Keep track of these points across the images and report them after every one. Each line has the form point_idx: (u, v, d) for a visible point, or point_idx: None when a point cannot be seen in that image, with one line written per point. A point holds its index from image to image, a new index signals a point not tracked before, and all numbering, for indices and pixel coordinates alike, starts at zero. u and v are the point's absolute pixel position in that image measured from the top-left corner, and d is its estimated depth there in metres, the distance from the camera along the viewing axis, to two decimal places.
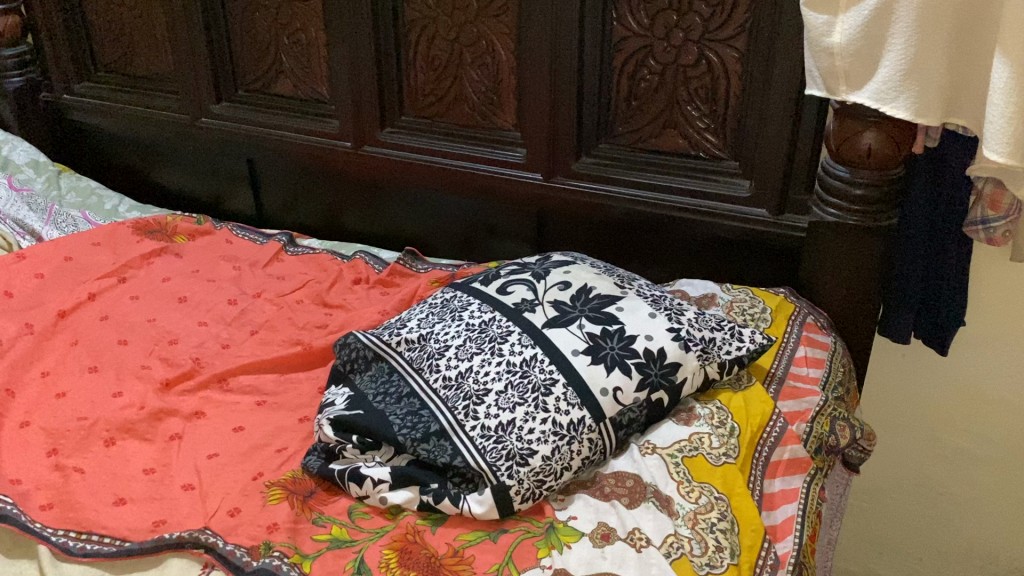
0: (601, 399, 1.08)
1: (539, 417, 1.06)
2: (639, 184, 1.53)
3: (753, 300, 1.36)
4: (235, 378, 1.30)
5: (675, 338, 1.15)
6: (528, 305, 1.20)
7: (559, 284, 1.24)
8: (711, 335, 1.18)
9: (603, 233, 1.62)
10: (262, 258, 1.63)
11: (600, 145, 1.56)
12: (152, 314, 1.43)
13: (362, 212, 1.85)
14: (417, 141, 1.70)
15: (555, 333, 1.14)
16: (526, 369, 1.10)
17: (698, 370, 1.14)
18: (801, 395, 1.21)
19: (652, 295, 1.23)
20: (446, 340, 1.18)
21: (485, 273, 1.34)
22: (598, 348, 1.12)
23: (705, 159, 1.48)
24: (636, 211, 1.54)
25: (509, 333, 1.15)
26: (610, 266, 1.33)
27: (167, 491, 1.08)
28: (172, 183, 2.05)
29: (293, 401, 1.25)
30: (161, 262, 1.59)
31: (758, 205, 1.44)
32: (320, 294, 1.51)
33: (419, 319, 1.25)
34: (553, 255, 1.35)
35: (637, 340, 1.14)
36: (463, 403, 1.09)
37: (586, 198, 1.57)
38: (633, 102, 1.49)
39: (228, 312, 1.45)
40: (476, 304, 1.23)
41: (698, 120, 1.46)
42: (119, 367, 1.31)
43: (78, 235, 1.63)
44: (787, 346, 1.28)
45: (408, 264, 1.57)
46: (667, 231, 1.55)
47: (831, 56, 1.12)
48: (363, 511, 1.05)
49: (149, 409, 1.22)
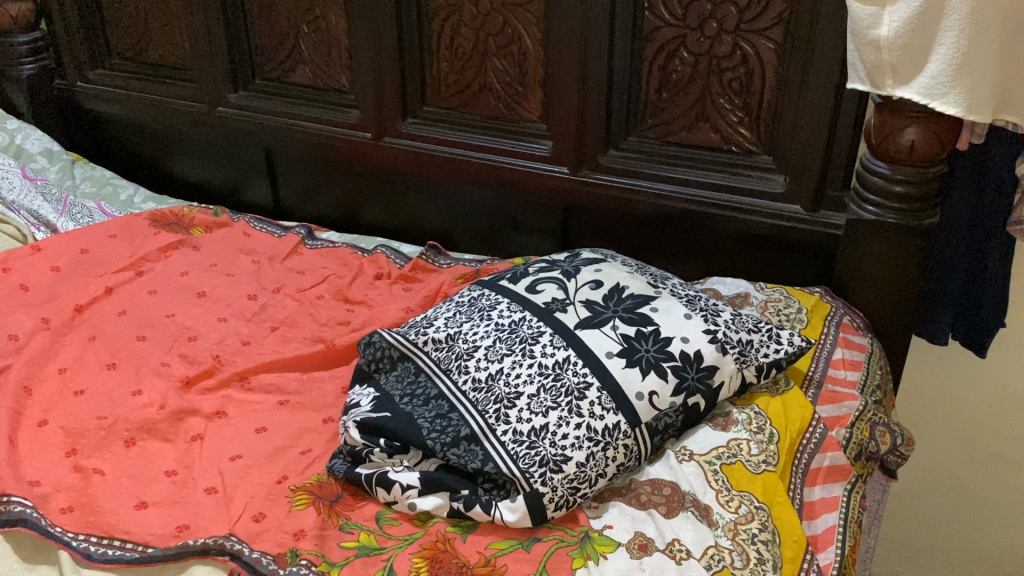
0: (636, 403, 1.05)
1: (572, 422, 1.02)
2: (668, 178, 1.49)
3: (788, 300, 1.32)
4: (257, 376, 1.27)
5: (711, 340, 1.11)
6: (559, 304, 1.17)
7: (590, 283, 1.21)
8: (748, 338, 1.15)
9: (630, 229, 1.58)
10: (281, 252, 1.60)
11: (628, 138, 1.52)
12: (171, 309, 1.40)
13: (382, 205, 1.82)
14: (439, 132, 1.66)
15: (589, 334, 1.11)
16: (558, 371, 1.07)
17: (735, 374, 1.11)
18: (840, 400, 1.17)
19: (687, 294, 1.20)
20: (475, 340, 1.15)
21: (513, 269, 1.31)
22: (633, 350, 1.09)
23: (737, 153, 1.44)
24: (665, 206, 1.51)
25: (541, 334, 1.12)
26: (642, 264, 1.29)
27: (190, 494, 1.05)
28: (186, 173, 2.02)
29: (317, 401, 1.22)
30: (179, 255, 1.56)
31: (792, 201, 1.41)
32: (341, 289, 1.48)
33: (446, 318, 1.22)
34: (582, 252, 1.32)
35: (672, 342, 1.10)
36: (495, 406, 1.06)
37: (613, 192, 1.54)
38: (664, 95, 1.45)
39: (248, 308, 1.42)
40: (505, 303, 1.20)
41: (731, 114, 1.42)
42: (139, 364, 1.28)
43: (94, 227, 1.60)
44: (824, 348, 1.25)
45: (430, 259, 1.54)
46: (697, 227, 1.51)
47: (878, 49, 1.07)
48: (391, 517, 1.02)
49: (170, 409, 1.19)
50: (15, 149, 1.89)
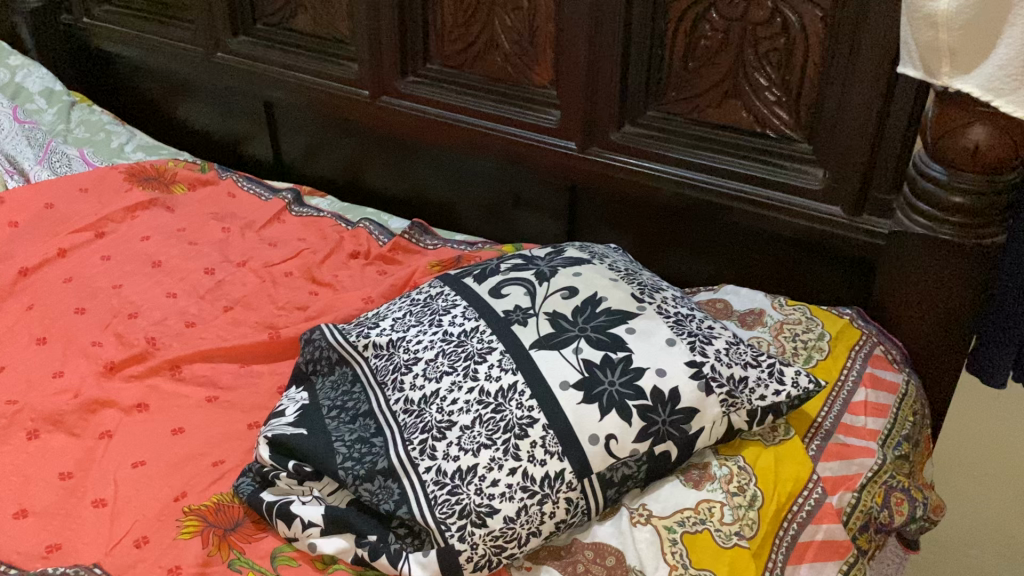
0: (589, 448, 0.87)
1: (506, 467, 0.85)
2: (688, 163, 1.28)
3: (809, 322, 1.11)
4: (191, 365, 1.13)
5: (693, 376, 0.92)
6: (520, 315, 0.99)
7: (563, 290, 1.02)
8: (742, 373, 0.95)
9: (645, 215, 1.38)
10: (260, 219, 1.46)
11: (647, 112, 1.31)
12: (119, 279, 1.28)
13: (386, 169, 1.66)
14: (441, 94, 1.48)
15: (545, 357, 0.93)
16: (500, 401, 0.90)
17: (720, 419, 0.91)
18: (850, 456, 0.96)
19: (677, 313, 1.00)
20: (417, 351, 0.98)
21: (485, 264, 1.13)
22: (594, 381, 0.91)
23: (772, 138, 1.21)
24: (683, 195, 1.29)
25: (490, 351, 0.95)
26: (635, 269, 1.09)
27: (75, 506, 0.93)
28: (192, 120, 1.90)
29: (247, 401, 1.08)
30: (147, 216, 1.43)
31: (831, 201, 1.18)
32: (311, 267, 1.33)
33: (394, 318, 1.05)
34: (567, 249, 1.13)
35: (644, 375, 0.91)
36: (420, 436, 0.90)
37: (625, 175, 1.33)
38: (690, 64, 1.23)
39: (203, 283, 1.28)
40: (461, 307, 1.03)
41: (767, 92, 1.19)
42: (69, 341, 1.16)
43: (65, 179, 1.49)
44: (843, 388, 1.03)
45: (414, 238, 1.38)
46: (719, 221, 1.30)
47: (934, 27, 0.83)
48: (289, 557, 0.88)
49: (83, 398, 1.07)
50: (15, 87, 1.80)
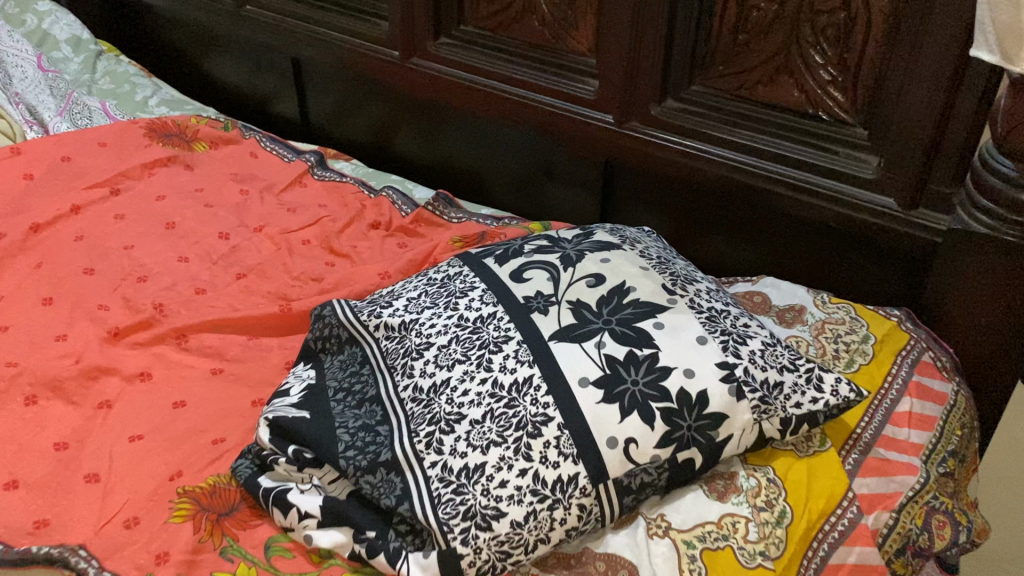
0: (607, 452, 0.81)
1: (516, 467, 0.80)
2: (733, 144, 1.19)
3: (853, 322, 1.03)
4: (198, 335, 1.09)
5: (724, 379, 0.85)
6: (541, 303, 0.93)
7: (589, 278, 0.95)
8: (776, 378, 0.87)
9: (683, 196, 1.29)
10: (280, 182, 1.41)
11: (692, 87, 1.22)
12: (131, 240, 1.23)
13: (415, 135, 1.60)
14: (474, 58, 1.41)
15: (565, 350, 0.87)
16: (514, 396, 0.84)
17: (751, 426, 0.85)
18: (890, 473, 0.88)
19: (710, 308, 0.93)
20: (430, 335, 0.93)
21: (508, 245, 1.07)
22: (616, 380, 0.84)
23: (825, 121, 1.12)
24: (726, 177, 1.21)
25: (507, 341, 0.89)
26: (668, 257, 1.02)
27: (67, 480, 0.89)
28: (221, 76, 1.86)
29: (252, 375, 1.03)
30: (165, 173, 1.39)
31: (885, 192, 1.09)
32: (329, 236, 1.27)
33: (409, 298, 1.00)
34: (596, 232, 1.06)
35: (671, 375, 0.85)
36: (427, 428, 0.84)
37: (664, 154, 1.25)
38: (741, 37, 1.14)
39: (217, 248, 1.23)
40: (480, 290, 0.97)
41: (822, 70, 1.09)
42: (76, 303, 1.12)
43: (85, 132, 1.45)
44: (885, 397, 0.96)
45: (438, 211, 1.32)
46: (762, 207, 1.21)
47: (1016, 6, 0.75)
48: (284, 548, 0.83)
49: (84, 365, 1.03)
50: (41, 34, 1.76)
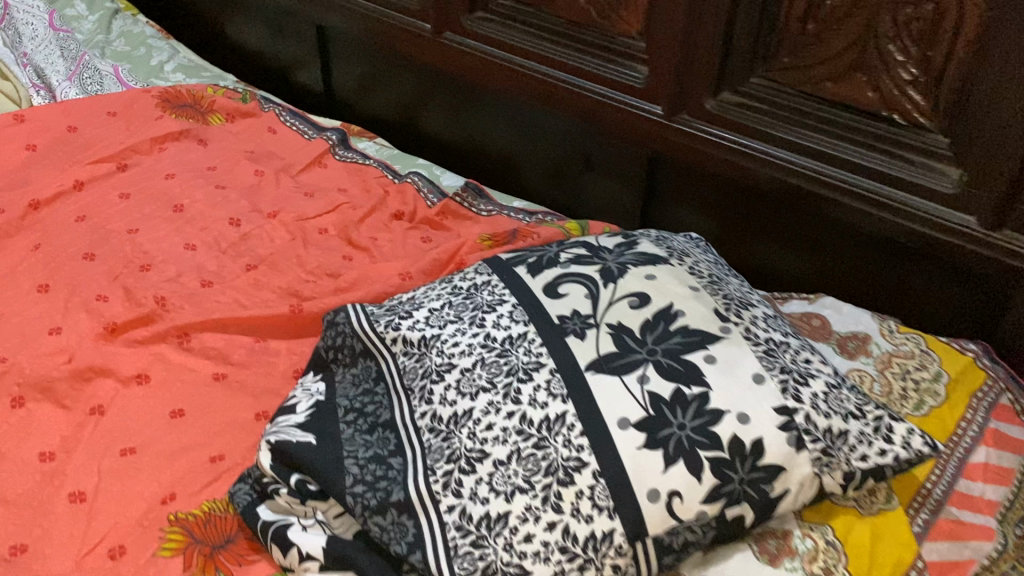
0: (647, 506, 0.71)
1: (544, 520, 0.71)
2: (795, 145, 1.07)
3: (924, 356, 0.92)
4: (201, 334, 1.00)
5: (782, 427, 0.75)
6: (578, 324, 0.83)
7: (632, 297, 0.85)
8: (840, 427, 0.77)
9: (734, 198, 1.18)
10: (298, 162, 1.31)
11: (752, 79, 1.09)
12: (136, 222, 1.15)
13: (444, 114, 1.49)
14: (511, 35, 1.30)
15: (603, 385, 0.77)
16: (543, 435, 0.75)
17: (810, 481, 0.75)
18: (964, 537, 0.79)
19: (768, 340, 0.82)
20: (451, 355, 0.83)
21: (543, 250, 0.97)
22: (660, 423, 0.74)
23: (901, 125, 0.99)
24: (785, 181, 1.09)
25: (538, 368, 0.79)
26: (720, 275, 0.92)
27: (50, 497, 0.82)
28: (245, 40, 1.77)
29: (258, 383, 0.95)
30: (177, 149, 1.30)
31: (965, 208, 0.97)
32: (348, 226, 1.18)
33: (431, 309, 0.90)
34: (640, 242, 0.96)
35: (723, 420, 0.75)
36: (445, 466, 0.76)
37: (718, 151, 1.14)
38: (811, 26, 1.01)
39: (226, 235, 1.14)
40: (509, 305, 0.87)
41: (902, 69, 0.95)
42: (72, 292, 1.04)
43: (94, 100, 1.36)
44: (958, 447, 0.85)
45: (466, 202, 1.22)
46: (823, 216, 1.09)
47: None
48: None
49: (76, 365, 0.95)
50: None
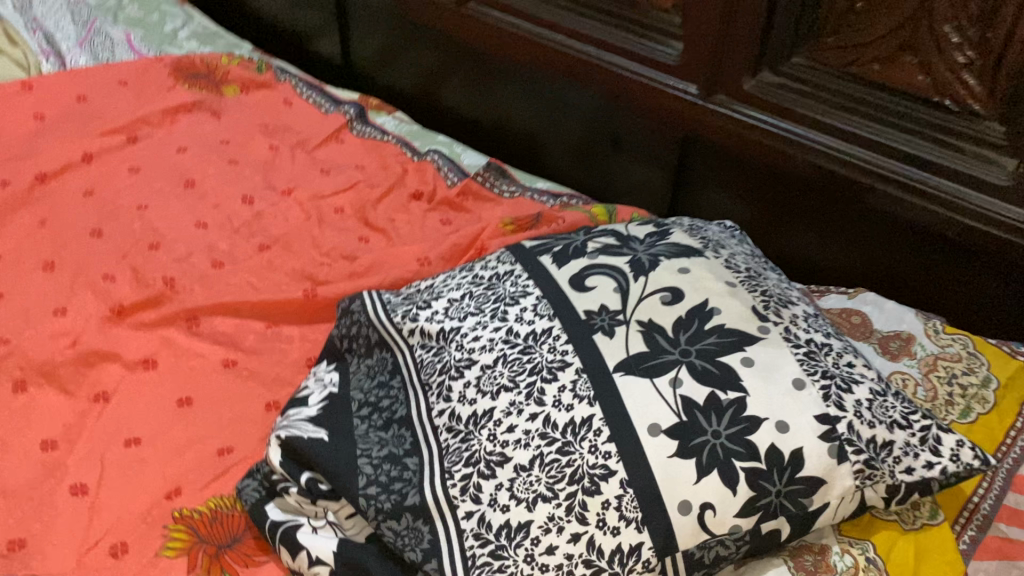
0: (677, 519, 0.67)
1: (567, 532, 0.67)
2: (836, 130, 1.01)
3: (971, 360, 0.87)
4: (210, 318, 0.96)
5: (824, 437, 0.70)
6: (606, 321, 0.78)
7: (664, 293, 0.80)
8: (885, 437, 0.72)
9: (768, 183, 1.11)
10: (314, 136, 1.26)
11: (793, 59, 1.03)
12: (146, 198, 1.10)
13: (465, 88, 1.44)
14: (539, 8, 1.24)
15: (633, 387, 0.72)
16: (568, 439, 0.70)
17: (851, 495, 0.71)
18: (1014, 557, 0.73)
19: (809, 343, 0.77)
20: (472, 350, 0.79)
21: (569, 238, 0.92)
22: (693, 430, 0.70)
23: (952, 112, 0.92)
24: (823, 167, 1.02)
25: (563, 368, 0.75)
26: (757, 270, 0.87)
27: (51, 489, 0.78)
28: (263, 8, 1.72)
29: (269, 371, 0.91)
30: (189, 121, 1.25)
31: (1019, 202, 0.90)
32: (365, 206, 1.13)
33: (451, 299, 0.86)
34: (673, 231, 0.91)
35: (760, 429, 0.70)
36: (463, 469, 0.71)
37: (753, 136, 1.07)
38: (859, 4, 0.94)
39: (239, 213, 1.10)
40: (534, 298, 0.82)
41: (957, 52, 0.89)
42: (79, 271, 1.00)
43: (105, 68, 1.32)
44: (1006, 459, 0.80)
45: (489, 183, 1.17)
46: (861, 204, 1.02)
47: None
48: None
49: (81, 349, 0.91)
50: None
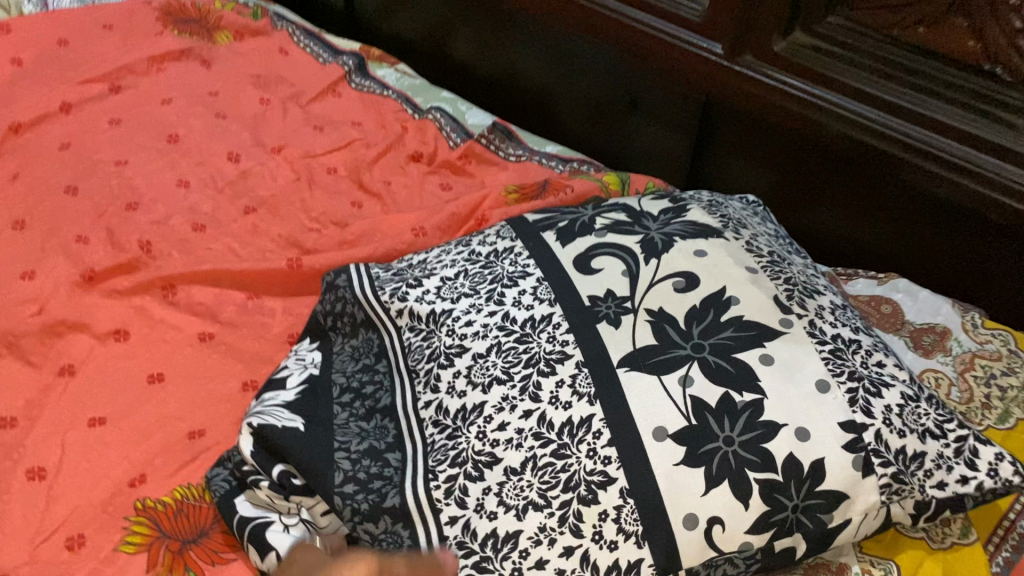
0: (682, 534, 0.61)
1: (560, 545, 0.61)
2: (879, 101, 0.90)
3: (1012, 359, 0.80)
4: (188, 287, 0.90)
5: (848, 447, 0.63)
6: (612, 308, 0.71)
7: (678, 279, 0.73)
8: (916, 448, 0.65)
9: (796, 154, 1.01)
10: (310, 89, 1.18)
11: (829, 18, 0.93)
12: (125, 153, 1.03)
13: (474, 40, 1.35)
14: None
15: (639, 384, 0.65)
16: (564, 441, 0.64)
17: (875, 511, 0.64)
18: None
19: (836, 339, 0.70)
20: (463, 336, 0.72)
21: (576, 212, 0.84)
22: (704, 435, 0.63)
23: (1007, 82, 0.83)
24: (860, 140, 0.92)
25: (562, 360, 0.68)
26: (781, 254, 0.79)
27: (6, 472, 0.73)
28: None
29: (248, 347, 0.85)
30: (176, 70, 1.17)
31: None
32: (359, 167, 1.06)
33: (444, 277, 0.78)
34: (690, 208, 0.83)
35: (779, 436, 0.63)
36: (449, 470, 0.65)
37: (783, 102, 0.97)
38: None
39: (224, 172, 1.03)
40: (534, 279, 0.75)
41: (1016, 15, 0.79)
42: (50, 231, 0.94)
43: (89, 11, 1.23)
44: None
45: (494, 145, 1.09)
46: (900, 181, 0.92)
47: None
48: None
49: (47, 318, 0.85)
50: None
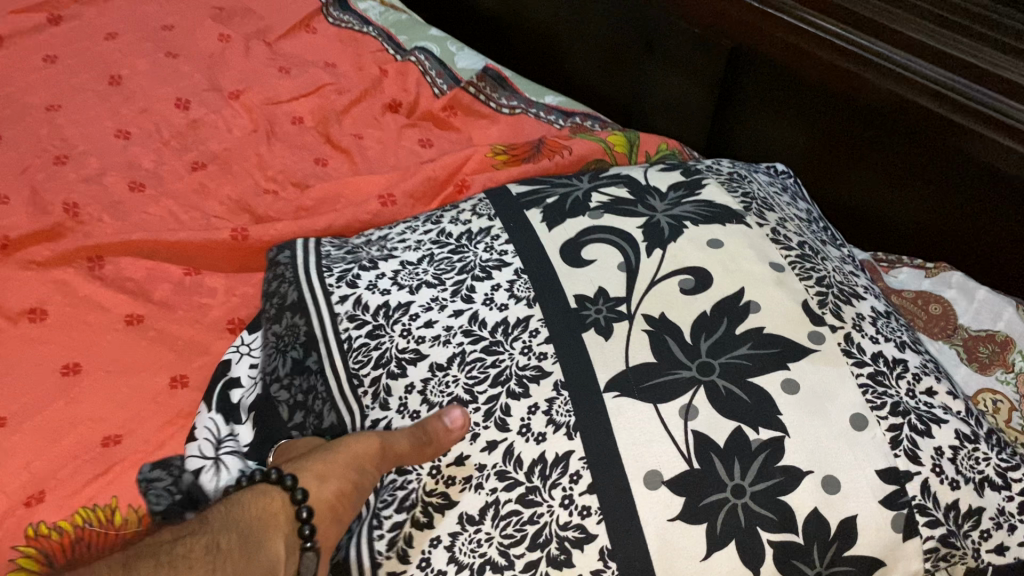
0: None
1: None
2: (935, 53, 0.73)
3: None
4: (118, 259, 0.77)
5: (887, 503, 0.51)
6: (603, 311, 0.58)
7: (686, 279, 0.59)
8: (973, 503, 0.53)
9: (829, 113, 0.84)
10: (280, 25, 1.05)
11: None
12: (60, 97, 0.91)
13: None
14: None
15: (630, 414, 0.53)
16: (534, 485, 0.52)
17: None
18: None
19: (878, 360, 0.56)
20: (420, 340, 0.59)
21: (568, 185, 0.71)
22: (706, 483, 0.50)
23: None
24: (902, 96, 0.75)
25: (538, 379, 0.55)
26: (813, 245, 0.65)
27: None
28: None
29: (181, 332, 0.73)
30: (129, 2, 1.04)
31: None
32: (327, 117, 0.92)
33: (405, 262, 0.66)
34: (707, 183, 0.69)
35: (802, 486, 0.51)
36: (394, 516, 0.54)
37: (818, 50, 0.81)
38: None
39: (170, 121, 0.90)
40: (510, 271, 0.62)
41: None
42: None
43: None
44: None
45: (486, 95, 0.95)
46: (952, 152, 0.74)
47: None
48: None
49: None
50: None
